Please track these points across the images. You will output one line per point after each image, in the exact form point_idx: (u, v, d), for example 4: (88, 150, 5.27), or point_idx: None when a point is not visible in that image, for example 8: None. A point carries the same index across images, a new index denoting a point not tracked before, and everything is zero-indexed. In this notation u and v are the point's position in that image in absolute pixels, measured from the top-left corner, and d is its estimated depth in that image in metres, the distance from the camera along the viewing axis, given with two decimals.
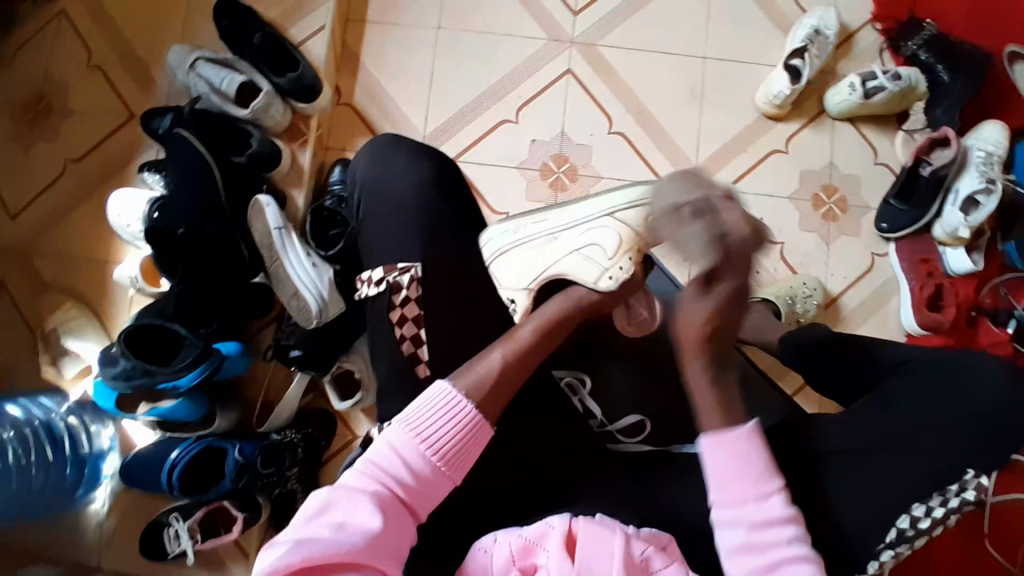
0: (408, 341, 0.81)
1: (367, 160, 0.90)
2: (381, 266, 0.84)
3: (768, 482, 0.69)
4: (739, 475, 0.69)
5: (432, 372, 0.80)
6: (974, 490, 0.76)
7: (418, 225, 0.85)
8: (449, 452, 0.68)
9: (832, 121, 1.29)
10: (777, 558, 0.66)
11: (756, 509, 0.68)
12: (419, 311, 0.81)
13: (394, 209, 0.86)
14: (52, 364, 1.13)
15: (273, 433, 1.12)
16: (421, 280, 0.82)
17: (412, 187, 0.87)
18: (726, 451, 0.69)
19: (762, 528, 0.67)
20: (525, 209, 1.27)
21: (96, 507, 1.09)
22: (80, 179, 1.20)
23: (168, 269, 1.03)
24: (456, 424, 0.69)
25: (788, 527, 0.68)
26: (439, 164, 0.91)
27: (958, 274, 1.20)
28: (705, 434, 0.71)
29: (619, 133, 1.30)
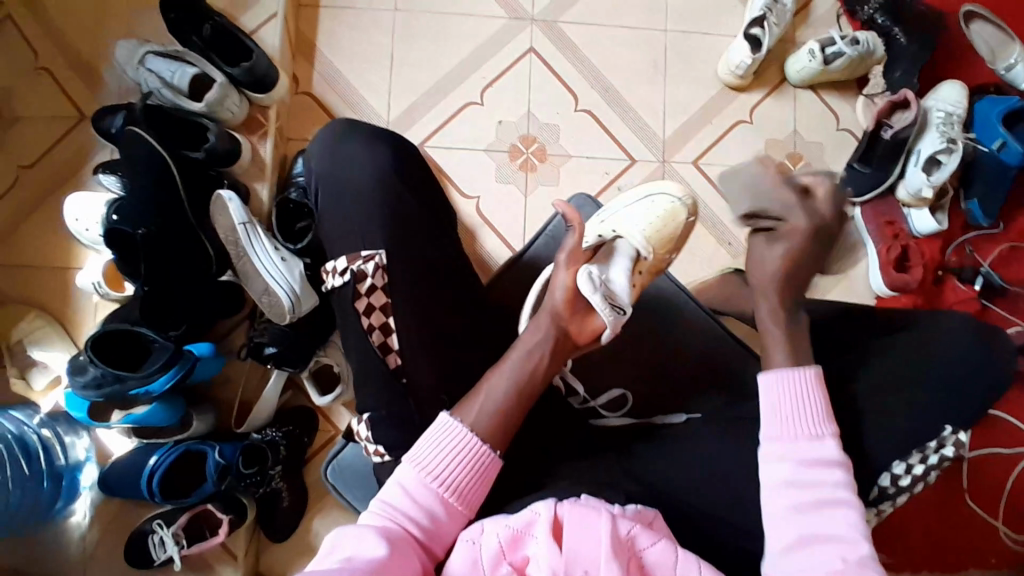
0: (377, 330, 0.80)
1: (323, 149, 0.89)
2: (345, 255, 0.83)
3: (824, 425, 0.74)
4: (795, 414, 0.75)
5: (402, 363, 0.80)
6: (953, 446, 0.78)
7: (383, 215, 0.84)
8: (457, 485, 0.73)
9: (793, 89, 1.30)
10: (823, 496, 0.70)
11: (812, 446, 0.72)
12: (387, 298, 0.81)
13: (357, 199, 0.85)
14: (20, 376, 1.08)
15: (252, 433, 1.12)
16: (387, 268, 0.81)
17: (374, 175, 0.86)
18: (785, 389, 0.76)
19: (812, 465, 0.72)
20: (494, 192, 1.26)
21: (77, 519, 1.08)
22: (32, 185, 1.16)
23: (133, 273, 1.04)
24: (460, 461, 0.73)
25: (837, 470, 0.71)
26: (395, 145, 0.91)
27: (923, 234, 1.23)
28: (765, 371, 0.78)
29: (585, 110, 1.29)
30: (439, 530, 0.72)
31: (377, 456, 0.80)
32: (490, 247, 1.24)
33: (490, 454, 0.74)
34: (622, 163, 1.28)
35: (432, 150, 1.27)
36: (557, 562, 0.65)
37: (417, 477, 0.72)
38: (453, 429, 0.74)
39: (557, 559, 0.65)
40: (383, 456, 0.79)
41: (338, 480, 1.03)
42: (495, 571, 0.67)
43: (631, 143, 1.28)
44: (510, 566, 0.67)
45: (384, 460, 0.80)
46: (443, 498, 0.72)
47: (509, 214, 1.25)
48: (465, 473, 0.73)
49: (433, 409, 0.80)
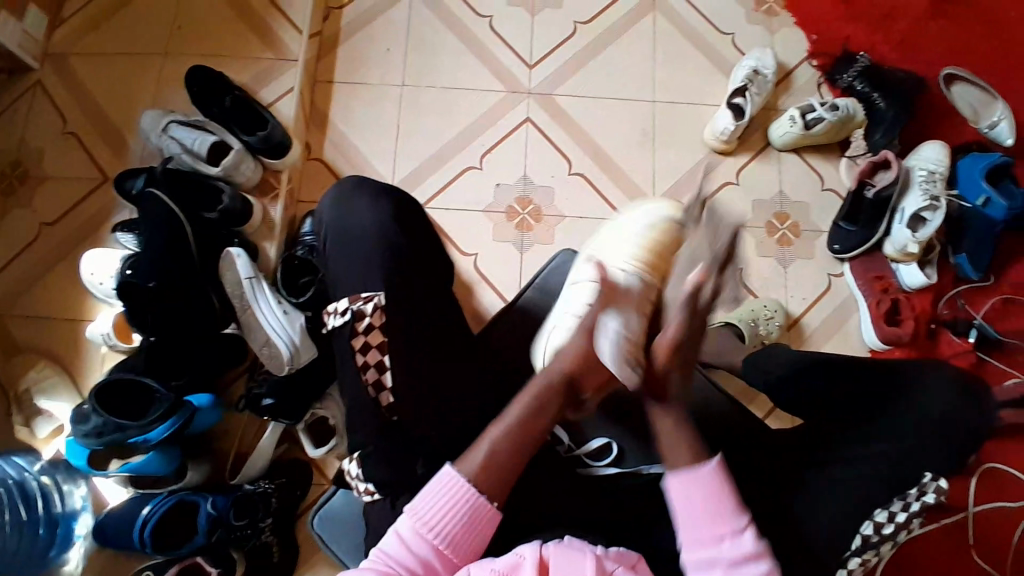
0: (372, 368, 0.82)
1: (332, 205, 0.95)
2: (347, 296, 0.86)
3: (737, 518, 0.72)
4: (706, 517, 0.72)
5: (393, 402, 0.82)
6: (934, 493, 0.79)
7: (377, 261, 0.87)
8: (450, 535, 0.72)
9: (778, 152, 1.36)
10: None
11: (728, 547, 0.71)
12: (383, 338, 0.83)
13: (355, 252, 0.89)
14: (25, 424, 1.12)
15: (246, 484, 1.12)
16: (385, 310, 0.84)
17: (375, 229, 0.90)
18: (692, 490, 0.72)
19: (736, 565, 0.70)
20: (492, 249, 1.31)
21: (69, 569, 1.07)
22: (54, 242, 1.24)
23: (141, 325, 1.08)
24: (454, 511, 0.73)
25: (759, 562, 0.70)
26: (397, 199, 0.95)
27: (914, 288, 1.23)
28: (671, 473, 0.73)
29: (578, 173, 1.36)
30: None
31: (367, 495, 0.82)
32: (486, 302, 1.28)
33: (484, 506, 0.73)
34: None
35: (432, 211, 1.33)
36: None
37: (411, 527, 0.72)
38: (448, 481, 0.74)
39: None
40: (374, 495, 0.81)
41: (327, 530, 1.03)
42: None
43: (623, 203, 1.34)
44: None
45: (374, 499, 0.82)
46: (437, 549, 0.72)
47: (505, 270, 1.30)
48: (458, 524, 0.73)
49: (415, 450, 0.81)
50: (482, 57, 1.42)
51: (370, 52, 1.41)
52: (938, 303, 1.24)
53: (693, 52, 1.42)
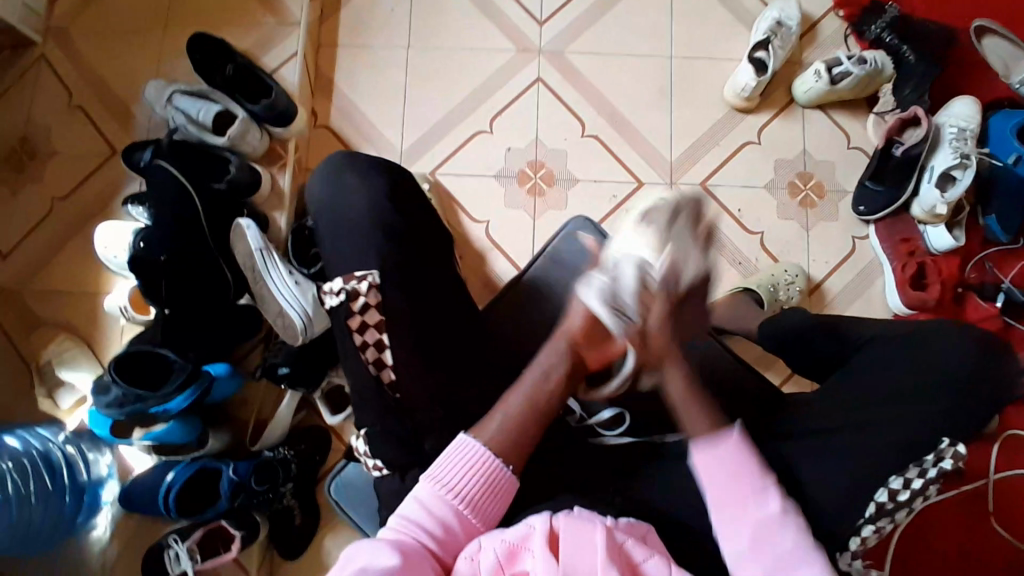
0: (372, 347, 0.81)
1: (322, 181, 0.88)
2: (340, 276, 0.83)
3: (762, 482, 0.72)
4: (733, 484, 0.72)
5: (395, 378, 0.81)
6: (950, 459, 0.78)
7: (366, 238, 0.84)
8: (469, 495, 0.73)
9: (801, 110, 1.30)
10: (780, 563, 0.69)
11: (756, 511, 0.71)
12: (380, 316, 0.81)
13: (348, 229, 0.85)
14: (48, 395, 1.15)
15: (266, 451, 1.15)
16: (380, 288, 0.82)
17: (364, 202, 0.85)
18: (721, 463, 0.73)
19: (762, 530, 0.70)
20: (504, 215, 1.29)
21: (97, 535, 1.11)
22: (67, 217, 1.25)
23: (155, 299, 1.08)
24: (476, 476, 0.74)
25: (786, 524, 0.71)
26: (391, 175, 0.89)
27: (941, 251, 1.19)
28: (697, 443, 0.74)
29: (591, 135, 1.32)
30: (454, 541, 0.72)
31: (377, 470, 0.83)
32: (499, 270, 1.27)
33: (500, 468, 0.75)
34: (630, 185, 1.29)
35: (442, 178, 1.31)
36: (554, 575, 0.64)
37: (431, 490, 0.73)
38: (464, 447, 0.75)
39: (556, 570, 0.65)
40: (381, 471, 0.82)
41: (344, 494, 1.05)
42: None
43: (638, 165, 1.30)
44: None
45: (384, 474, 0.82)
46: (458, 511, 0.72)
47: (517, 237, 1.28)
48: (477, 484, 0.74)
49: (425, 422, 0.81)
50: (490, 15, 1.37)
51: (375, 12, 1.37)
52: (965, 267, 1.20)
53: (712, 4, 1.35)
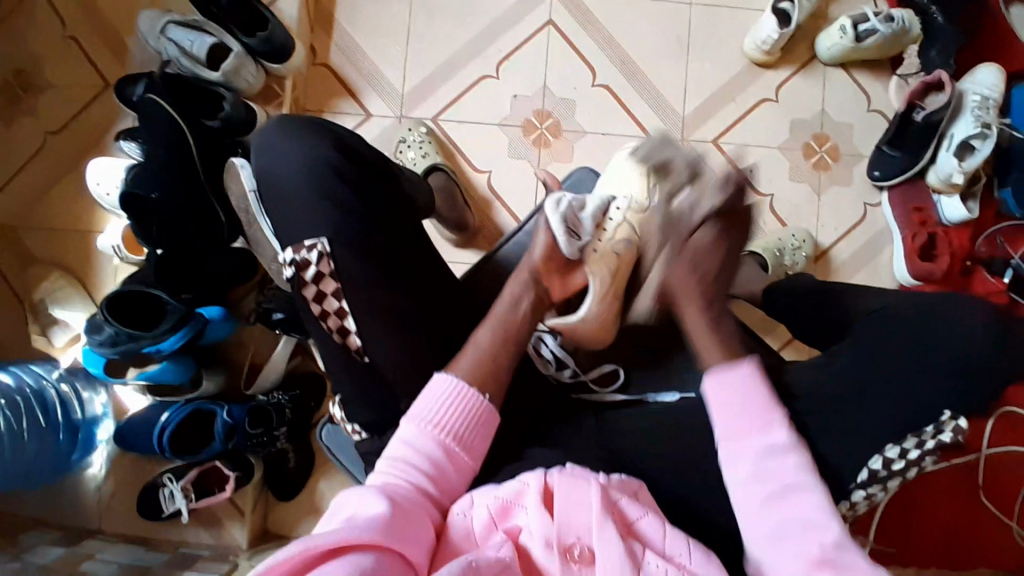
0: (332, 316, 0.75)
1: (265, 146, 0.81)
2: (290, 246, 0.76)
3: (769, 415, 0.67)
4: (740, 409, 0.67)
5: (362, 344, 0.75)
6: (951, 431, 0.72)
7: (313, 201, 0.76)
8: (455, 429, 0.69)
9: (823, 67, 1.24)
10: (782, 487, 0.63)
11: (761, 437, 0.66)
12: (337, 283, 0.75)
13: (297, 191, 0.77)
14: (41, 332, 1.15)
15: (261, 395, 1.15)
16: (332, 255, 0.74)
17: (309, 163, 0.77)
18: (726, 387, 0.69)
19: (767, 459, 0.65)
20: (507, 167, 1.25)
21: (93, 472, 1.14)
22: (59, 152, 1.21)
23: (146, 239, 1.06)
24: (461, 407, 0.70)
25: (793, 459, 0.65)
26: (337, 138, 0.80)
27: (952, 223, 1.15)
28: (708, 373, 0.70)
29: (602, 85, 1.26)
30: (447, 478, 0.67)
31: (355, 434, 0.80)
32: (502, 223, 1.24)
33: (480, 398, 0.71)
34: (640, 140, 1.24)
35: (445, 124, 1.26)
36: (549, 531, 0.61)
37: (417, 429, 0.69)
38: (441, 384, 0.71)
39: (550, 527, 0.62)
40: (360, 434, 0.79)
41: (331, 441, 1.02)
42: (485, 541, 0.63)
43: (649, 119, 1.25)
44: (504, 533, 0.62)
45: (361, 439, 0.79)
46: (446, 445, 0.68)
47: (521, 190, 1.24)
48: (461, 415, 0.70)
49: None
50: None
51: None
52: (976, 239, 1.17)
53: None
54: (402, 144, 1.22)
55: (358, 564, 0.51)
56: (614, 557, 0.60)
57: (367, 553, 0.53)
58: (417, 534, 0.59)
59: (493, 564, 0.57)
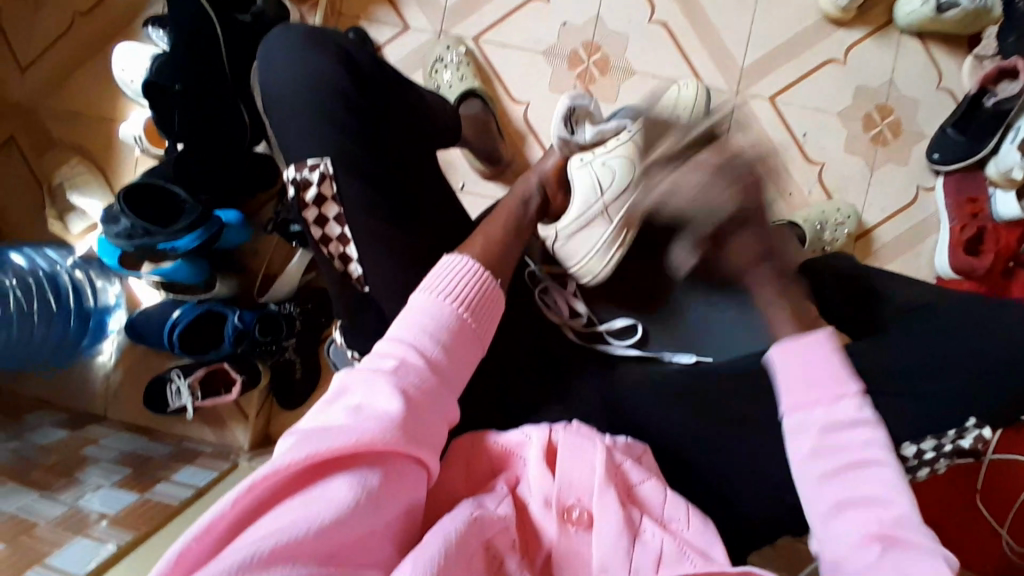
0: (334, 243, 0.70)
1: (269, 52, 0.75)
2: (293, 164, 0.71)
3: (844, 384, 0.56)
4: (808, 377, 0.57)
5: (364, 274, 0.70)
6: (973, 439, 0.69)
7: (333, 123, 0.71)
8: (469, 302, 0.62)
9: (900, 33, 1.14)
10: (850, 463, 0.54)
11: (828, 410, 0.56)
12: (337, 207, 0.69)
13: (318, 109, 0.72)
14: (58, 218, 1.14)
15: (272, 304, 1.14)
16: (335, 178, 0.69)
17: (339, 79, 0.72)
18: (800, 355, 0.58)
19: (837, 430, 0.55)
20: (546, 100, 1.18)
21: (104, 359, 1.17)
22: (85, 33, 1.16)
23: (167, 128, 1.03)
24: (477, 286, 0.63)
25: (868, 431, 0.54)
26: (344, 46, 0.75)
27: (1004, 220, 1.07)
28: (778, 343, 0.59)
29: (659, 22, 1.17)
30: (465, 353, 0.60)
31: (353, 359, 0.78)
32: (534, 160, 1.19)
33: (493, 282, 0.65)
34: None
35: (485, 46, 1.19)
36: (550, 488, 0.61)
37: (429, 298, 0.61)
38: (456, 264, 0.64)
39: (550, 485, 0.61)
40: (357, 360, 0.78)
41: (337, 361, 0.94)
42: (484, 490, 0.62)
43: (704, 68, 1.17)
44: (504, 486, 0.62)
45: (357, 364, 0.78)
46: (462, 319, 0.60)
47: None
48: (477, 287, 0.63)
49: None
50: None
51: None
52: None
53: None
54: (438, 64, 1.16)
55: (363, 481, 0.48)
56: (612, 526, 0.58)
57: (374, 467, 0.49)
58: (431, 424, 0.54)
59: (494, 524, 0.56)
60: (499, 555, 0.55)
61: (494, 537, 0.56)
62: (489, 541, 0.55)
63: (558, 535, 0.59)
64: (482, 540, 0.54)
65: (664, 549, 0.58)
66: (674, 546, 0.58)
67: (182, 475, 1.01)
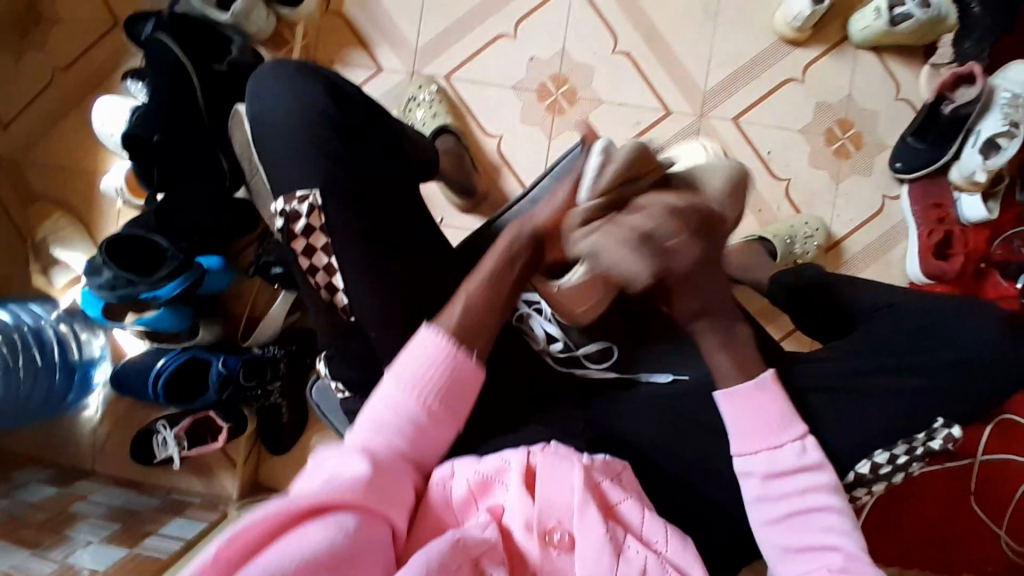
0: (321, 273, 0.72)
1: (256, 91, 0.78)
2: (282, 196, 0.73)
3: (785, 431, 0.66)
4: (754, 427, 0.66)
5: (349, 303, 0.72)
6: (942, 440, 0.70)
7: (309, 160, 0.73)
8: (440, 390, 0.64)
9: (855, 49, 1.19)
10: (797, 509, 0.64)
11: (771, 457, 0.65)
12: (326, 238, 0.71)
13: (295, 148, 0.73)
14: (42, 272, 1.15)
15: (257, 347, 1.14)
16: (324, 209, 0.71)
17: (315, 118, 0.74)
18: (738, 403, 0.67)
19: (781, 477, 0.65)
20: (518, 132, 1.22)
21: (90, 413, 1.16)
22: (63, 91, 1.19)
23: (147, 179, 1.04)
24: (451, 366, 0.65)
25: (810, 477, 0.64)
26: (333, 81, 0.78)
27: (971, 222, 1.12)
28: (721, 389, 0.68)
29: (623, 52, 1.21)
30: (432, 441, 0.64)
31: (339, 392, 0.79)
32: (508, 190, 1.21)
33: (468, 362, 0.65)
34: (657, 114, 1.20)
35: (456, 83, 1.23)
36: (531, 512, 0.61)
37: (400, 387, 0.64)
38: (430, 337, 0.65)
39: (532, 509, 0.61)
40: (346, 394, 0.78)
41: (322, 402, 0.94)
42: (465, 519, 0.62)
43: (670, 93, 1.21)
44: (487, 513, 0.61)
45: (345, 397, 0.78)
46: (431, 409, 0.63)
47: (531, 156, 1.21)
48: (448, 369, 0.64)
49: None
50: None
51: None
52: (992, 242, 1.12)
53: None
54: (411, 103, 1.19)
55: (338, 530, 0.51)
56: (596, 541, 0.59)
57: (347, 520, 0.52)
58: (396, 498, 0.58)
59: (480, 545, 0.57)
60: (488, 573, 0.56)
61: (480, 558, 0.57)
62: (478, 559, 0.56)
63: (542, 558, 0.59)
64: (469, 565, 0.55)
65: (647, 564, 0.60)
66: (657, 562, 0.60)
67: (171, 527, 0.99)
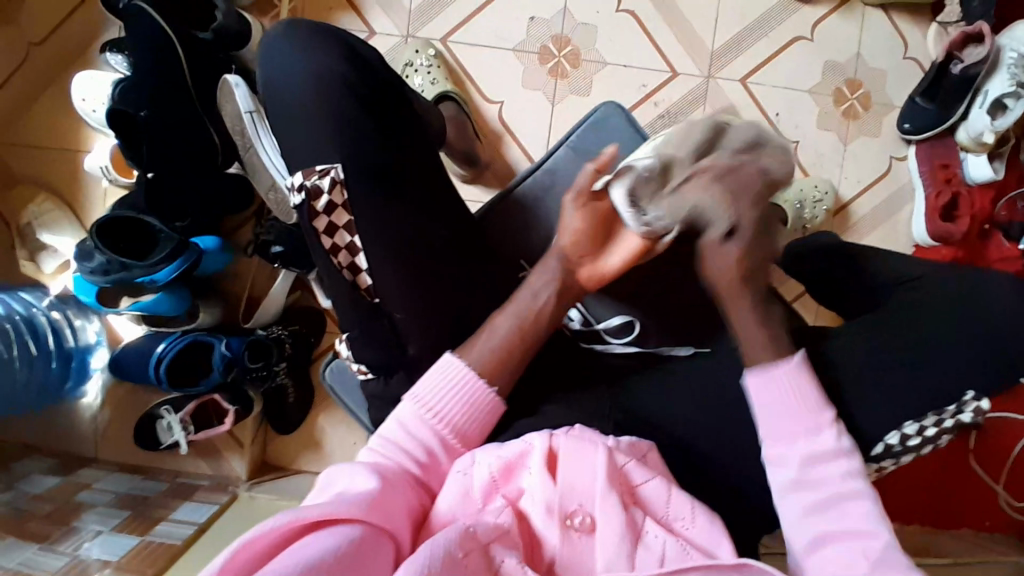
0: (343, 252, 0.70)
1: (263, 63, 0.74)
2: (300, 170, 0.71)
3: (821, 414, 0.64)
4: (791, 412, 0.64)
5: (374, 283, 0.70)
6: (972, 413, 0.69)
7: (319, 137, 0.70)
8: (450, 420, 0.66)
9: (863, 6, 1.16)
10: (830, 495, 0.61)
11: (808, 442, 0.63)
12: (349, 217, 0.70)
13: (305, 126, 0.70)
14: (30, 259, 1.10)
15: (258, 329, 1.11)
16: (346, 185, 0.69)
17: (323, 93, 0.70)
18: (776, 387, 0.65)
19: (816, 461, 0.62)
20: (520, 97, 1.17)
21: (89, 400, 1.14)
22: (39, 64, 1.13)
23: (135, 158, 0.98)
24: (466, 400, 0.67)
25: (842, 460, 0.62)
26: (351, 49, 0.73)
27: (977, 183, 1.10)
28: (749, 368, 0.66)
29: (627, 11, 1.17)
30: (438, 467, 0.65)
31: (361, 373, 0.75)
32: (511, 157, 1.18)
33: (487, 391, 0.68)
34: (663, 76, 1.17)
35: (453, 47, 1.18)
36: (552, 496, 0.59)
37: (413, 412, 0.66)
38: (451, 365, 0.69)
39: (552, 493, 0.59)
40: (367, 375, 0.74)
41: (337, 382, 0.93)
42: (486, 503, 0.60)
43: (675, 54, 1.17)
44: (503, 498, 0.60)
45: (367, 378, 0.74)
46: (441, 435, 0.66)
47: (535, 123, 1.17)
48: (462, 404, 0.67)
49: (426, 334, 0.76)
50: None
51: None
52: (996, 202, 1.10)
53: None
54: (408, 69, 1.14)
55: (346, 535, 0.51)
56: (616, 524, 0.57)
57: (355, 526, 0.52)
58: (403, 514, 0.57)
59: (491, 531, 0.56)
60: (499, 561, 0.54)
61: (489, 544, 0.55)
62: (488, 549, 0.55)
63: (561, 543, 0.57)
64: (480, 555, 0.53)
65: (667, 550, 0.57)
66: (679, 545, 0.57)
67: (181, 512, 0.98)
